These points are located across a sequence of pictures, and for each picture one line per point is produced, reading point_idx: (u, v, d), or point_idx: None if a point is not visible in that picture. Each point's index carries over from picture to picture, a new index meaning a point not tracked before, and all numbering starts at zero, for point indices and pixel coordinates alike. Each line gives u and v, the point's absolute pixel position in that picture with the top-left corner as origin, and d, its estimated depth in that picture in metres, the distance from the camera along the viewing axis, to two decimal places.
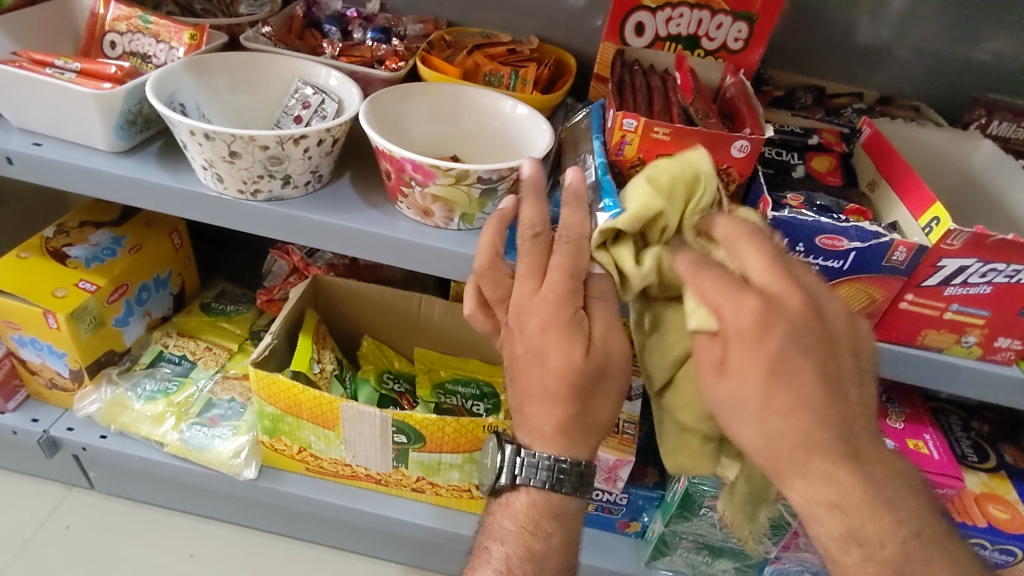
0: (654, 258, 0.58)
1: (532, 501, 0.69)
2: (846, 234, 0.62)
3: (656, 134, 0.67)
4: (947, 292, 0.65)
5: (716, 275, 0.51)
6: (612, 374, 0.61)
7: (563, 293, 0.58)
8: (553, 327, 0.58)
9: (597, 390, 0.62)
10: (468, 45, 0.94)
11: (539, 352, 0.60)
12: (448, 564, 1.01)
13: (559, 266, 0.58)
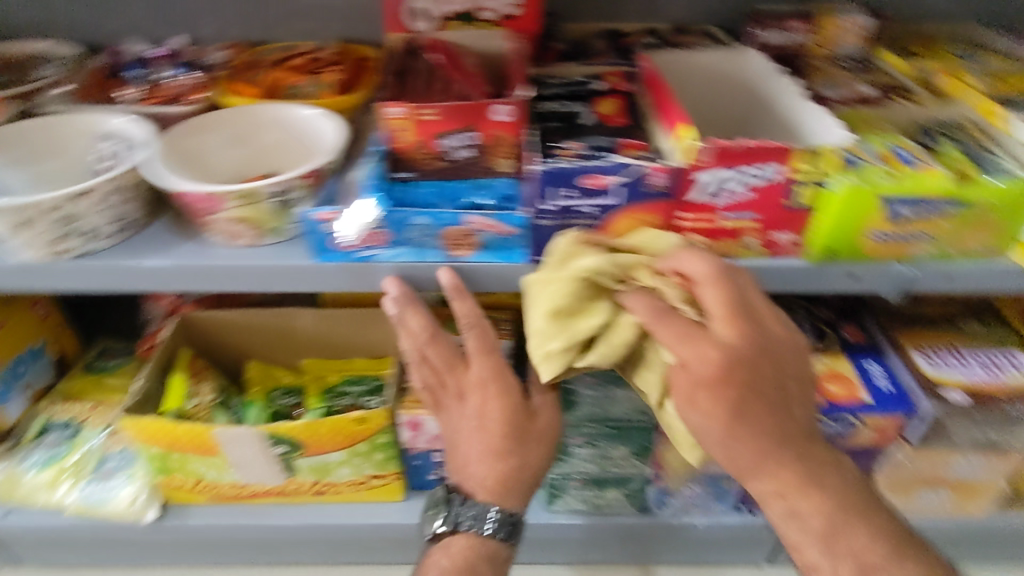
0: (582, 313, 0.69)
1: (470, 545, 0.79)
2: (606, 171, 0.66)
3: (421, 116, 0.68)
4: (716, 204, 0.69)
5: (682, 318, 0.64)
6: (537, 440, 0.78)
7: (482, 374, 0.77)
8: (490, 394, 0.77)
9: (524, 449, 0.77)
10: (270, 61, 0.94)
11: (477, 418, 0.77)
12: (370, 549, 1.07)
13: (484, 346, 0.77)
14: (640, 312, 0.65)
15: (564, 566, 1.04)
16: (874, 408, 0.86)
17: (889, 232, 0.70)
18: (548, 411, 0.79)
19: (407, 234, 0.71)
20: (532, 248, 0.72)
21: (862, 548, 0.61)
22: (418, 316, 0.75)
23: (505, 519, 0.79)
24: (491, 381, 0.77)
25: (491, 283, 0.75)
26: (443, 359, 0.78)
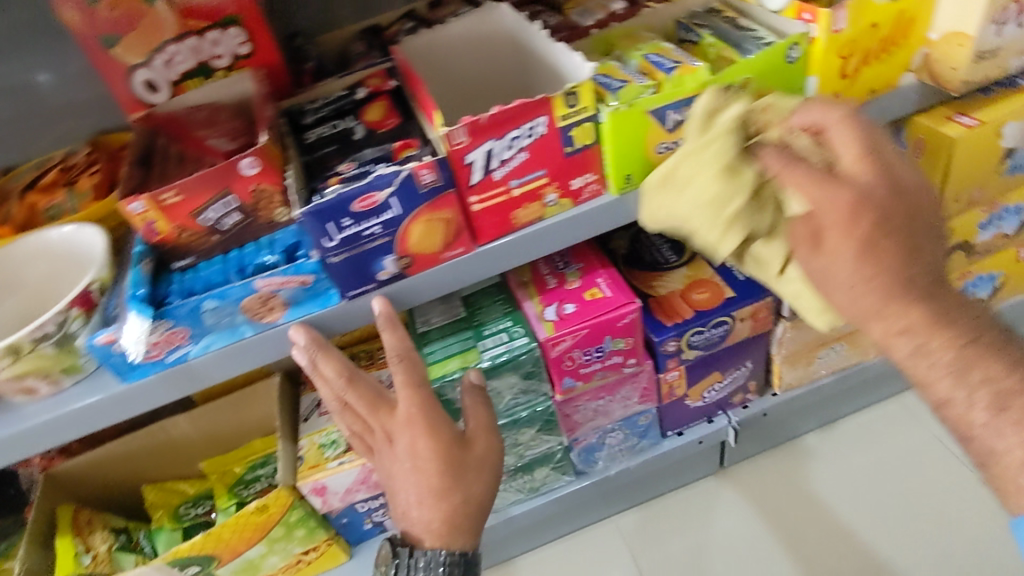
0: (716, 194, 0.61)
1: None
2: (372, 188, 0.62)
3: (166, 202, 0.64)
4: (497, 177, 0.66)
5: (801, 169, 0.51)
6: (481, 467, 0.66)
7: (407, 409, 0.65)
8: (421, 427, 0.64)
9: (465, 482, 0.64)
10: (19, 188, 0.86)
11: (406, 456, 0.64)
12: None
13: (409, 376, 0.66)
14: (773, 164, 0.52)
15: (557, 538, 1.09)
16: (739, 301, 0.86)
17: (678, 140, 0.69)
18: (485, 437, 0.68)
19: (206, 322, 0.66)
20: (340, 286, 0.68)
21: (999, 376, 0.48)
22: (331, 360, 0.68)
23: (453, 562, 0.63)
24: (416, 415, 0.64)
25: (317, 335, 0.71)
26: (364, 404, 0.67)
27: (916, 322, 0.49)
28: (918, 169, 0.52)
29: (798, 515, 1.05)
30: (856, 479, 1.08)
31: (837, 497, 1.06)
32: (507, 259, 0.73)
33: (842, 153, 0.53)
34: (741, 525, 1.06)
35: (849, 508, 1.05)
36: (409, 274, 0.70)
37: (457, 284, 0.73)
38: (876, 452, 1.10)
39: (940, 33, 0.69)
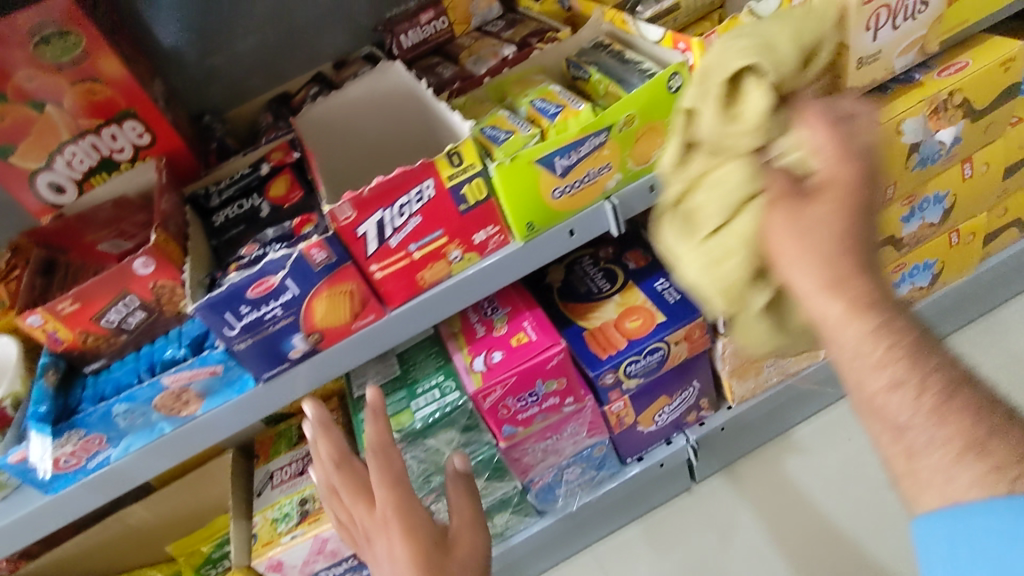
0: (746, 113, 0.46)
1: None
2: (265, 273, 0.62)
3: (64, 312, 0.63)
4: (394, 244, 0.66)
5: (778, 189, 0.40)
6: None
7: (386, 508, 0.56)
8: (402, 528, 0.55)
9: None
10: None
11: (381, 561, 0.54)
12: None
13: (392, 471, 0.58)
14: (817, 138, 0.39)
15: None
16: (670, 326, 0.85)
17: (573, 181, 0.69)
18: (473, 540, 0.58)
19: (121, 425, 0.66)
20: (253, 370, 0.69)
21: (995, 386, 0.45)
22: (326, 442, 0.62)
23: None
24: (395, 516, 0.56)
25: (239, 420, 0.71)
26: (349, 494, 0.59)
27: (836, 315, 0.38)
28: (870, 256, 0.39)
29: (784, 520, 1.00)
30: (830, 474, 1.03)
31: (818, 492, 1.02)
32: (422, 319, 0.72)
33: (815, 164, 0.40)
34: (726, 538, 1.01)
35: (833, 507, 1.00)
36: (322, 349, 0.70)
37: (375, 351, 0.73)
38: (855, 442, 1.05)
39: None
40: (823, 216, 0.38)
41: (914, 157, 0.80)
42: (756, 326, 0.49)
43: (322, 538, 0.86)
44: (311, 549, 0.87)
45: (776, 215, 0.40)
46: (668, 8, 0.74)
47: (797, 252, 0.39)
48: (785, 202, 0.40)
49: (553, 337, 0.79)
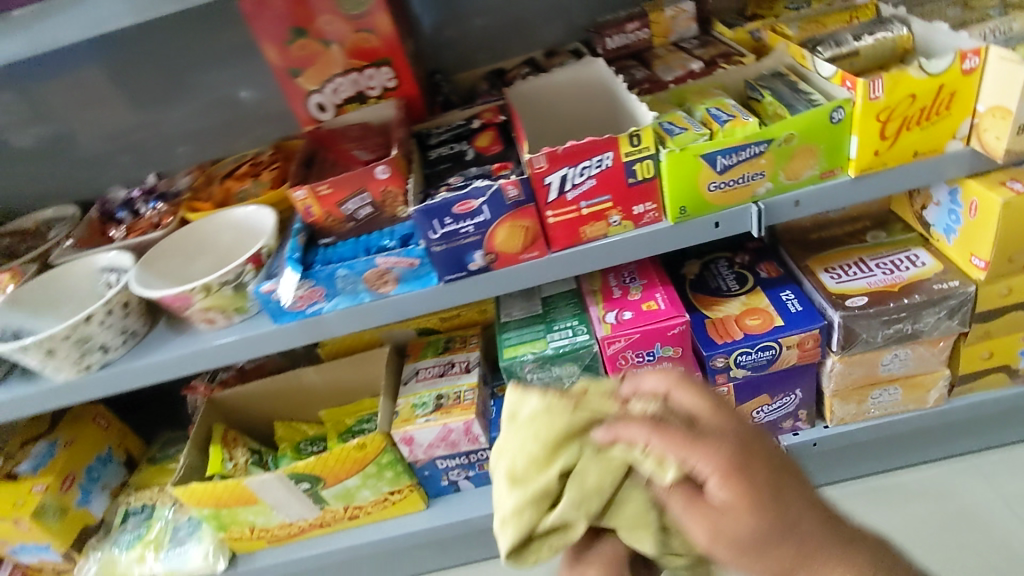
0: (585, 473, 0.60)
1: None
2: (470, 196, 0.81)
3: (321, 193, 0.86)
4: (570, 197, 0.83)
5: (691, 495, 0.55)
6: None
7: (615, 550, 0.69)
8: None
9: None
10: (222, 175, 1.16)
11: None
12: (420, 548, 1.26)
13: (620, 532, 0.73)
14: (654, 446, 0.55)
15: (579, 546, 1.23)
16: (786, 330, 0.94)
17: (729, 180, 0.82)
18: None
19: (338, 286, 0.88)
20: (439, 271, 0.88)
21: None
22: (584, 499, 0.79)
23: None
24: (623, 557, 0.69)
25: (419, 307, 0.91)
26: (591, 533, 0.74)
27: None
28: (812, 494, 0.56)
29: None
30: None
31: None
32: (575, 266, 0.88)
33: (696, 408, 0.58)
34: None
35: None
36: (493, 269, 0.88)
37: (532, 282, 0.90)
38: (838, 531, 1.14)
39: (987, 106, 0.77)
40: (741, 531, 0.53)
41: None
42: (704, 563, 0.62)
43: (449, 428, 1.05)
44: (438, 433, 1.05)
45: (703, 529, 0.55)
46: (848, 52, 0.85)
47: (745, 550, 0.54)
48: (706, 517, 0.54)
49: (679, 310, 0.92)
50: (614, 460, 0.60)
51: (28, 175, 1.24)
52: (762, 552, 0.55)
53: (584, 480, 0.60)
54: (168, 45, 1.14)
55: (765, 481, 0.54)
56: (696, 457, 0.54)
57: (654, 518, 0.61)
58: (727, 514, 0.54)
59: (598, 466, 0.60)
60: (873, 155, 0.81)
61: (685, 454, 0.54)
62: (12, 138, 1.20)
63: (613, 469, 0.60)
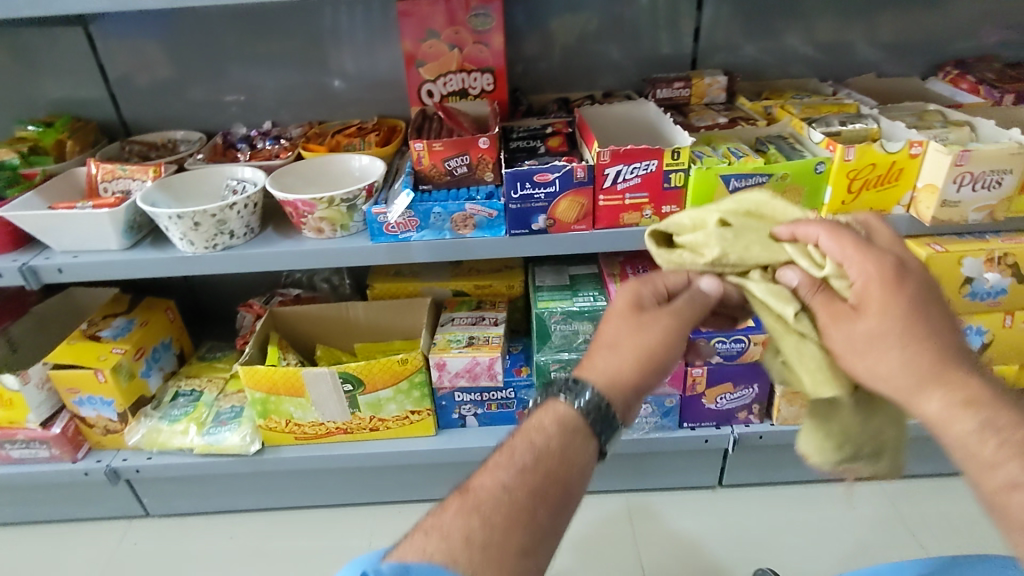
0: (744, 242, 0.79)
1: (560, 419, 0.71)
2: (549, 170, 1.09)
3: (434, 148, 1.13)
4: (619, 188, 1.11)
5: (833, 299, 0.73)
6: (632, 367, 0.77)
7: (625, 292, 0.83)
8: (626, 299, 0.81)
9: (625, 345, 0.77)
10: (330, 132, 1.42)
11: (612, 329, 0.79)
12: (416, 472, 1.47)
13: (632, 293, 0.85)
14: (826, 242, 0.73)
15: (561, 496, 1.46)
16: (755, 330, 1.22)
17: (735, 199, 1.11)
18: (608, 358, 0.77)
19: (430, 220, 1.14)
20: (508, 225, 1.14)
21: None
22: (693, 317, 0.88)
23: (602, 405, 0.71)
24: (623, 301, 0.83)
25: (485, 251, 1.17)
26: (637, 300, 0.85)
27: (941, 412, 0.65)
28: (952, 334, 0.68)
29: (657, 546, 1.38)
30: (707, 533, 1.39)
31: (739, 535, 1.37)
32: (610, 243, 1.16)
33: (877, 239, 0.76)
34: (679, 533, 1.39)
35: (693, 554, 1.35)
36: (548, 232, 1.15)
37: (575, 249, 1.17)
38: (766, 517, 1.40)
39: (923, 184, 1.09)
40: (867, 324, 0.69)
41: (966, 287, 1.15)
42: (813, 366, 0.76)
43: (477, 361, 1.29)
44: (467, 363, 1.29)
45: (839, 322, 0.71)
46: (833, 131, 1.16)
47: (854, 343, 0.70)
48: (842, 314, 0.71)
49: None
50: (772, 247, 0.78)
51: (164, 102, 1.48)
52: (869, 348, 0.68)
53: (743, 242, 0.79)
54: (313, 22, 1.40)
55: (917, 292, 0.68)
56: (854, 259, 0.70)
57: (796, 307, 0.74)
58: (858, 310, 0.70)
59: (760, 245, 0.78)
60: (840, 203, 1.11)
61: (842, 250, 0.71)
62: (161, 68, 1.45)
63: (771, 255, 0.78)
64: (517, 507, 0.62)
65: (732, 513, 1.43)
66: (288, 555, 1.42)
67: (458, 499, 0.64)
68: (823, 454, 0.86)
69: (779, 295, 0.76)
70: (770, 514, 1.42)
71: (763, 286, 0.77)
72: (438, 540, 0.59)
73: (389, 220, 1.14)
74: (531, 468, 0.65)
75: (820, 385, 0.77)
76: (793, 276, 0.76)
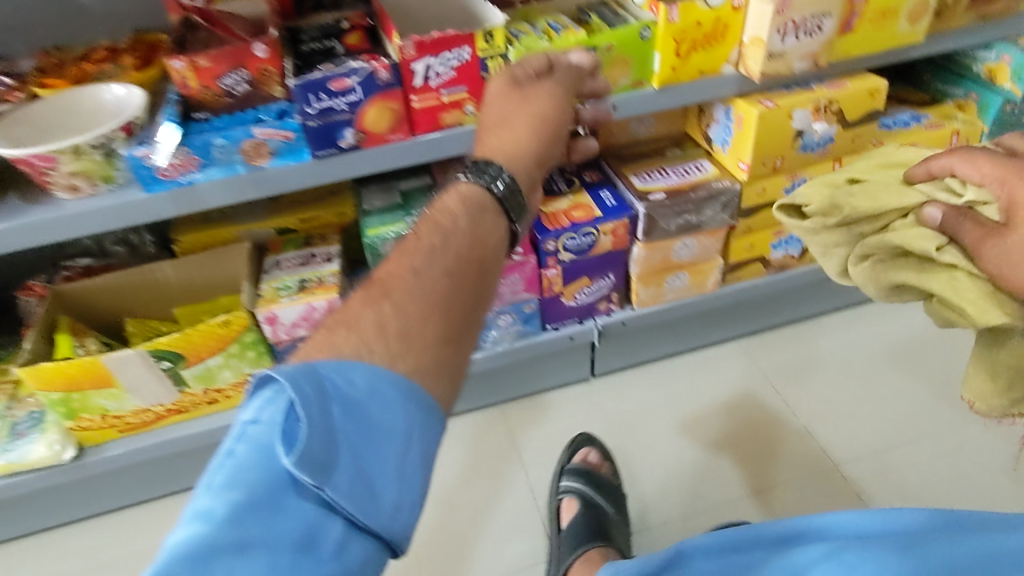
0: (877, 194, 0.81)
1: (465, 200, 0.70)
2: (345, 75, 0.91)
3: (200, 65, 0.91)
4: (432, 85, 0.96)
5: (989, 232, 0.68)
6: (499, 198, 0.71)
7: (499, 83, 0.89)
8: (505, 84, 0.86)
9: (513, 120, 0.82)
10: (72, 60, 1.13)
11: (498, 109, 0.83)
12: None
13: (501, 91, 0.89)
14: (986, 168, 0.70)
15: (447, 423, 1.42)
16: (604, 219, 1.16)
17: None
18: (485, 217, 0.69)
19: (213, 154, 0.94)
20: (311, 146, 0.97)
21: None
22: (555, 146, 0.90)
23: (508, 183, 0.72)
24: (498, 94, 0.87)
25: (291, 182, 0.99)
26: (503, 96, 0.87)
27: None
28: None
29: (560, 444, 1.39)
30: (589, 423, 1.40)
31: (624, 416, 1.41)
32: (435, 150, 1.02)
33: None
34: (560, 434, 1.39)
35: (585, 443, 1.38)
36: (361, 148, 0.99)
37: (396, 164, 1.02)
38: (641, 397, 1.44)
39: (749, 38, 1.03)
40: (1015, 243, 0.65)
41: (798, 141, 1.14)
42: (976, 294, 0.70)
43: (312, 307, 1.15)
44: (301, 312, 1.14)
45: (989, 242, 0.67)
46: None
47: (1006, 257, 0.66)
48: (992, 235, 0.67)
49: None
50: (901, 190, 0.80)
51: None
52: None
53: (888, 204, 0.79)
54: None
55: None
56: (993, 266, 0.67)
57: (957, 254, 0.71)
58: (1010, 225, 0.66)
59: (901, 188, 0.80)
60: (670, 70, 1.03)
61: (982, 173, 0.70)
62: None
63: (899, 205, 0.79)
64: (436, 282, 0.59)
65: (605, 402, 1.44)
66: (143, 558, 1.25)
67: (365, 290, 0.59)
68: (986, 402, 0.78)
69: (934, 238, 0.74)
70: (640, 395, 1.44)
71: (906, 230, 0.77)
72: (347, 333, 0.55)
73: (160, 164, 0.92)
74: (442, 249, 0.62)
75: (986, 313, 0.69)
76: (935, 216, 0.73)
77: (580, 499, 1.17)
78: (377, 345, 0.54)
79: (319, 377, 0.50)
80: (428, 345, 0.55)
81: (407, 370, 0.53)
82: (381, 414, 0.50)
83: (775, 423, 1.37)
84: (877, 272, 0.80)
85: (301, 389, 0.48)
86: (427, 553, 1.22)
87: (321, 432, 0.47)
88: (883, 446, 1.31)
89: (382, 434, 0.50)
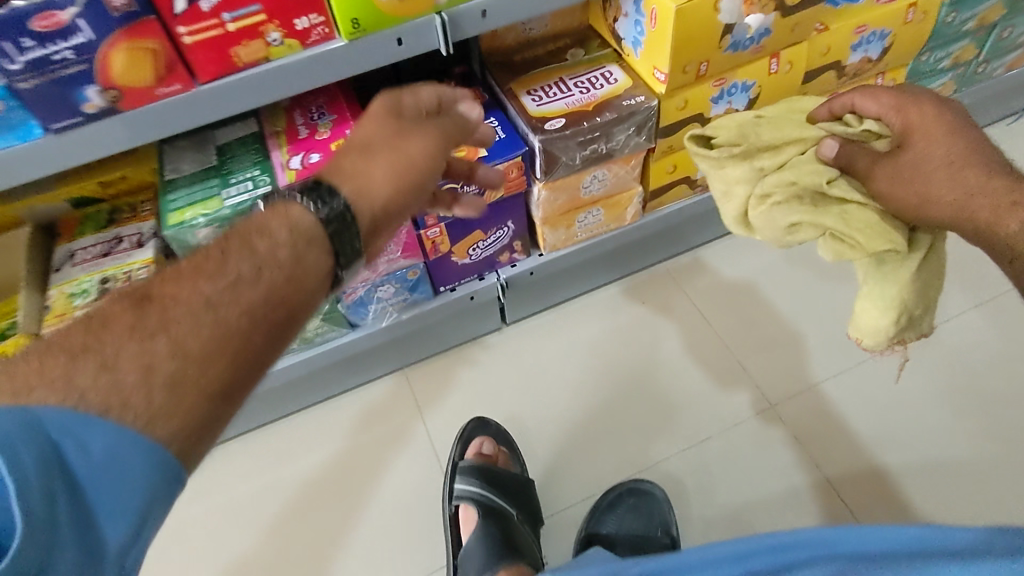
0: (779, 127, 0.73)
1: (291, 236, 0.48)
2: (54, 5, 0.59)
3: None
4: (206, 7, 0.65)
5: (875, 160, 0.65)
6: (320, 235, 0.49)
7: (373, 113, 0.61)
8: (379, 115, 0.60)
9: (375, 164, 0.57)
10: None
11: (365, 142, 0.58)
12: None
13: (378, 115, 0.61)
14: (884, 101, 0.67)
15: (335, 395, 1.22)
16: (491, 161, 0.90)
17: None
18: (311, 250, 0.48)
19: None
20: (39, 116, 0.66)
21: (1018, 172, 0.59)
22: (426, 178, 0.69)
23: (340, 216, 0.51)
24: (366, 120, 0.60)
25: (25, 169, 0.68)
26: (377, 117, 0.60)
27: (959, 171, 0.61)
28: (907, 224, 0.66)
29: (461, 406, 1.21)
30: (491, 384, 1.22)
31: (536, 368, 1.23)
32: (236, 100, 0.72)
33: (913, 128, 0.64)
34: (473, 400, 1.21)
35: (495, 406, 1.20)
36: (122, 110, 0.68)
37: (183, 125, 0.72)
38: (554, 344, 1.26)
39: None
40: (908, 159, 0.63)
41: (726, 39, 0.89)
42: (863, 221, 0.66)
43: None
44: None
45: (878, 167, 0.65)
46: None
47: (898, 174, 0.63)
48: (883, 160, 0.65)
49: None
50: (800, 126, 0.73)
51: None
52: (918, 174, 0.62)
53: (789, 134, 0.72)
54: None
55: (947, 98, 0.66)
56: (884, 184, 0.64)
57: (848, 184, 0.67)
58: (902, 147, 0.64)
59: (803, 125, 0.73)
60: None
61: (879, 103, 0.67)
62: None
63: (801, 138, 0.72)
64: (225, 332, 0.41)
65: (520, 354, 1.25)
66: None
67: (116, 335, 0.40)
68: (878, 336, 0.70)
69: (828, 172, 0.68)
70: (560, 341, 1.26)
71: (803, 164, 0.70)
72: (98, 375, 0.37)
73: None
74: (249, 281, 0.44)
75: (876, 240, 0.65)
76: (829, 146, 0.68)
77: (480, 508, 1.03)
78: (133, 392, 0.37)
79: (46, 432, 0.35)
80: (208, 399, 0.39)
81: (164, 439, 0.37)
82: (128, 492, 0.36)
83: (708, 357, 1.23)
84: (773, 213, 0.71)
85: (15, 453, 0.33)
86: (318, 546, 1.09)
87: (36, 524, 0.33)
88: (821, 374, 1.21)
89: (120, 526, 0.36)
